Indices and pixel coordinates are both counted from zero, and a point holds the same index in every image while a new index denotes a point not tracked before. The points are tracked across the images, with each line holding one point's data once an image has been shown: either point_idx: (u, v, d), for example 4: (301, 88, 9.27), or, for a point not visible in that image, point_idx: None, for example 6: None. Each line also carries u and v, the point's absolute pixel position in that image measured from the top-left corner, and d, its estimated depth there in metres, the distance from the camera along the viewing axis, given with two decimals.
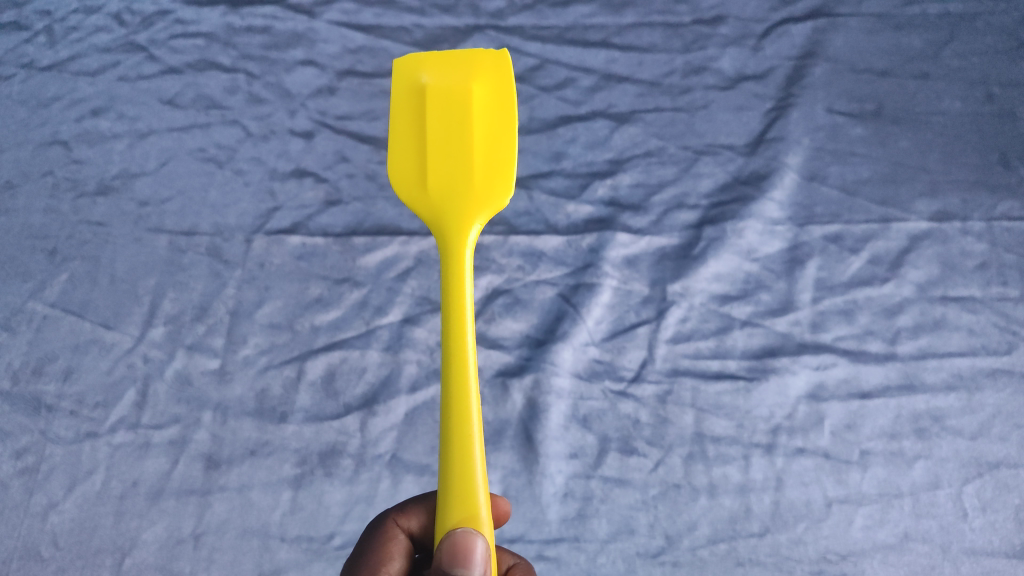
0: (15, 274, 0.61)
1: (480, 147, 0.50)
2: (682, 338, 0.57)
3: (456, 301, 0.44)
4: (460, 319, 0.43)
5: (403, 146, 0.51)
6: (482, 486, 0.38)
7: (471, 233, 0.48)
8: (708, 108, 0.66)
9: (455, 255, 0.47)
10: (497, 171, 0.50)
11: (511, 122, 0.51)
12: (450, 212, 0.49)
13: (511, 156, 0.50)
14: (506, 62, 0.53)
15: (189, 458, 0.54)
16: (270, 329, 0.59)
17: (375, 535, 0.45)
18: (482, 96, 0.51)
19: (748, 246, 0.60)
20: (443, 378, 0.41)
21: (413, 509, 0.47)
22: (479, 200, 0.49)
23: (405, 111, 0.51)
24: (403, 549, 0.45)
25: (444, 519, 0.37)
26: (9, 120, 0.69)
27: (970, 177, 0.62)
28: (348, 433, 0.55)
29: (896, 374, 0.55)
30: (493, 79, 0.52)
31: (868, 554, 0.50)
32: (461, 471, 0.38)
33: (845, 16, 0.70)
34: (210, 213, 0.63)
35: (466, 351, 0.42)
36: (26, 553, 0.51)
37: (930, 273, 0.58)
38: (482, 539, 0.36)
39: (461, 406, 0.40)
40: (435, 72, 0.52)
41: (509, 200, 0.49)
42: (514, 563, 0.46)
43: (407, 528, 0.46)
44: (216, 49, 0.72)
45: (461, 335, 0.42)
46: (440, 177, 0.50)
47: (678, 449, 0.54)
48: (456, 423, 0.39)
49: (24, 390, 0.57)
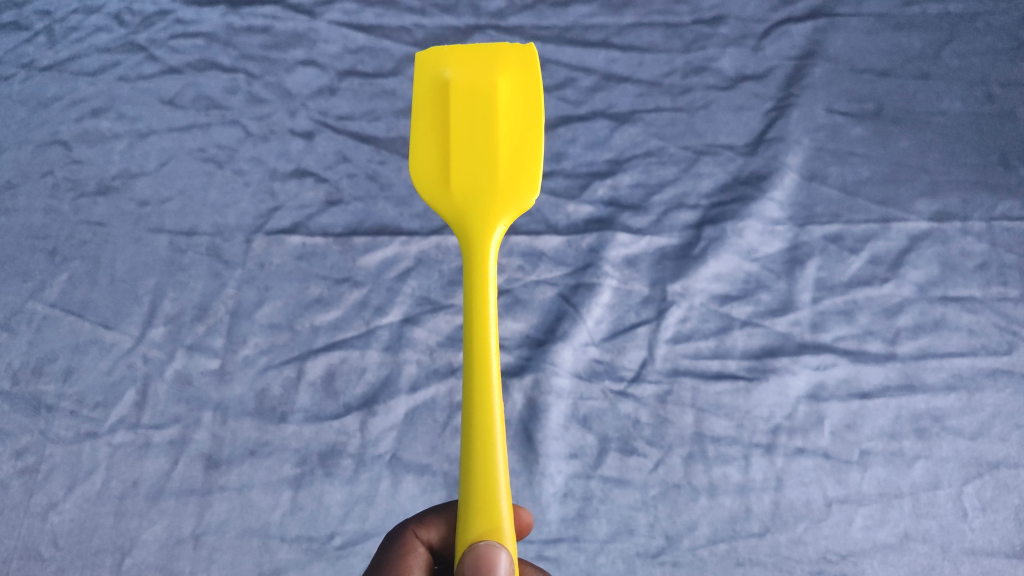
0: (15, 274, 0.61)
1: (504, 146, 0.49)
2: (682, 338, 0.57)
3: (480, 304, 0.43)
4: (484, 323, 0.42)
5: (425, 143, 0.50)
6: (505, 496, 0.37)
7: (493, 234, 0.47)
8: (708, 108, 0.66)
9: (478, 255, 0.46)
10: (522, 170, 0.48)
11: (537, 120, 0.49)
12: (472, 212, 0.48)
13: (536, 156, 0.49)
14: (533, 56, 0.51)
15: (190, 458, 0.54)
16: (270, 329, 0.59)
17: (394, 547, 0.45)
18: (507, 93, 0.50)
19: (748, 246, 0.60)
20: (467, 383, 0.40)
21: (432, 520, 0.46)
22: (503, 200, 0.48)
23: (427, 106, 0.51)
24: (422, 561, 0.45)
25: (466, 529, 0.37)
26: (9, 120, 0.69)
27: (970, 178, 0.62)
28: (348, 433, 0.55)
29: (896, 374, 0.55)
30: (519, 74, 0.51)
31: (868, 554, 0.50)
32: (484, 480, 0.37)
33: (845, 16, 0.70)
34: (210, 213, 0.63)
35: (491, 357, 0.41)
36: (26, 553, 0.51)
37: (930, 273, 0.58)
38: (506, 552, 0.35)
39: (485, 411, 0.39)
40: (458, 67, 0.51)
41: (533, 200, 0.48)
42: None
43: (426, 540, 0.46)
44: (216, 49, 0.72)
45: (485, 338, 0.41)
46: (462, 176, 0.48)
47: (678, 449, 0.54)
48: (479, 429, 0.39)
49: (24, 390, 0.57)
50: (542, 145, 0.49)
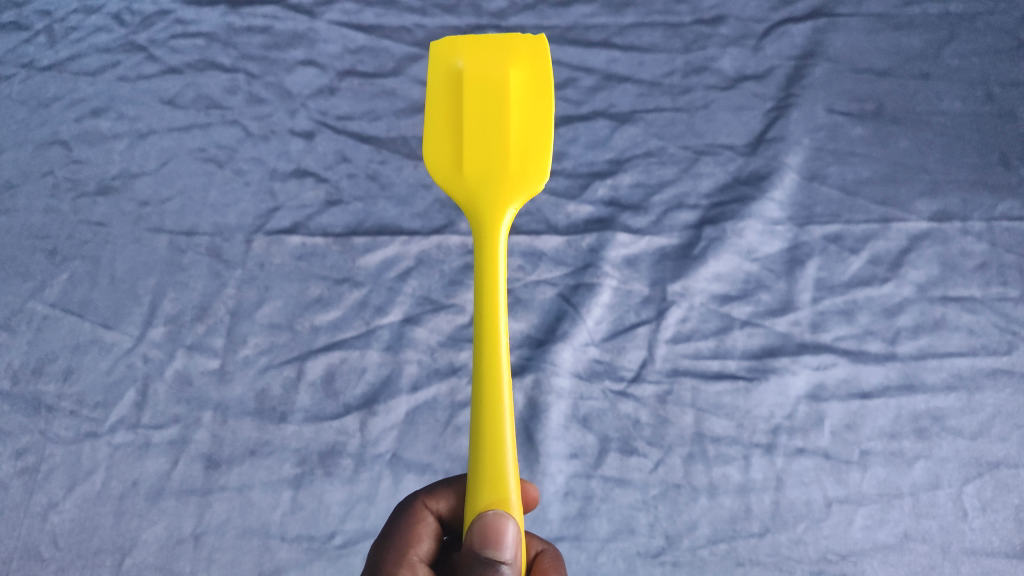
0: (15, 274, 0.61)
1: (515, 134, 0.49)
2: (682, 338, 0.57)
3: (489, 287, 0.43)
4: (493, 305, 0.42)
5: (438, 132, 0.50)
6: (512, 472, 0.38)
7: (503, 219, 0.47)
8: (709, 108, 0.66)
9: (487, 240, 0.46)
10: (532, 158, 0.48)
11: (547, 110, 0.49)
12: (482, 199, 0.48)
13: (546, 144, 0.48)
14: (545, 48, 0.51)
15: (189, 458, 0.54)
16: (270, 329, 0.59)
17: (403, 516, 0.46)
18: (518, 83, 0.50)
19: (748, 246, 0.60)
20: (476, 364, 0.40)
21: (442, 492, 0.47)
22: (513, 186, 0.48)
23: (440, 96, 0.50)
24: (431, 531, 0.46)
25: (474, 501, 0.37)
26: (9, 120, 0.69)
27: (970, 178, 0.62)
28: (349, 433, 0.55)
29: (896, 374, 0.55)
30: (530, 64, 0.50)
31: (868, 554, 0.50)
32: (492, 457, 0.38)
33: (845, 16, 0.70)
34: (210, 213, 0.63)
35: (500, 341, 0.41)
36: (26, 553, 0.51)
37: (930, 273, 0.58)
38: (513, 523, 0.36)
39: (494, 391, 0.39)
40: (471, 57, 0.51)
41: (542, 187, 0.47)
42: (541, 548, 0.46)
43: (435, 511, 0.46)
44: (216, 49, 0.72)
45: (494, 320, 0.41)
46: (473, 162, 0.48)
47: (678, 449, 0.54)
48: (488, 409, 0.39)
49: (24, 390, 0.57)
50: (551, 134, 0.49)
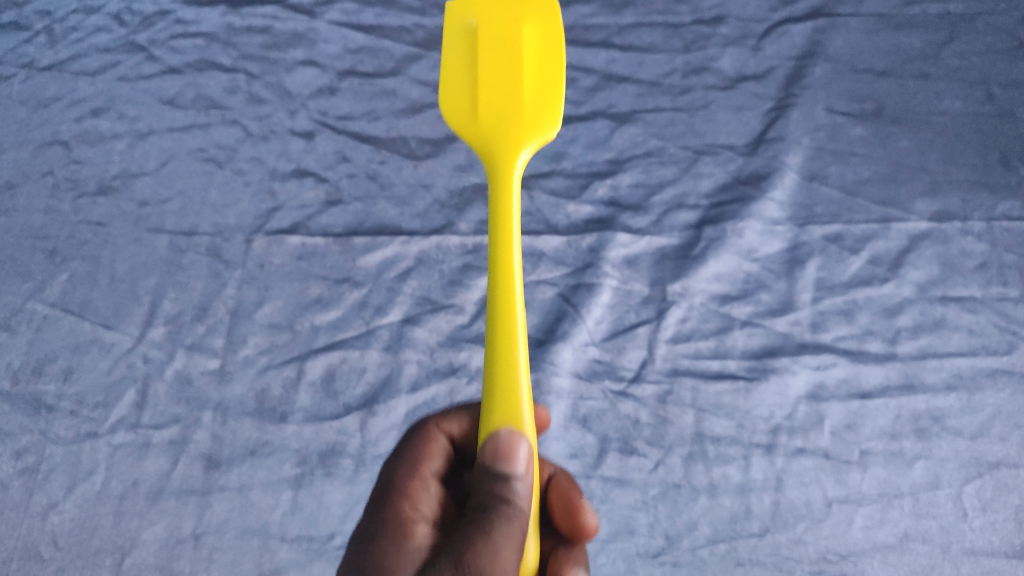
0: (15, 274, 0.61)
1: (529, 83, 0.51)
2: (682, 338, 0.57)
3: (505, 221, 0.45)
4: (507, 237, 0.45)
5: (455, 83, 0.53)
6: (524, 391, 0.41)
7: (518, 161, 0.50)
8: (708, 108, 0.67)
9: (503, 178, 0.49)
10: (544, 103, 0.51)
11: (558, 61, 0.52)
12: (498, 143, 0.50)
13: (557, 96, 0.51)
14: (557, 9, 0.54)
15: (190, 458, 0.54)
16: (270, 329, 0.59)
17: (416, 435, 0.48)
18: (531, 39, 0.53)
19: (748, 246, 0.60)
20: (492, 290, 0.43)
21: (454, 415, 0.49)
22: (527, 131, 0.50)
23: (457, 52, 0.53)
24: (443, 450, 0.48)
25: (488, 421, 0.40)
26: (9, 119, 0.69)
27: (970, 178, 0.62)
28: (349, 433, 0.55)
29: (896, 374, 0.55)
30: (544, 23, 0.53)
31: (868, 553, 0.50)
32: (506, 376, 0.40)
33: (845, 16, 0.70)
34: (210, 213, 0.63)
35: (514, 267, 0.43)
36: (27, 552, 0.51)
37: (930, 273, 0.58)
38: (526, 440, 0.39)
39: (507, 314, 0.42)
40: (484, 16, 0.54)
41: (555, 132, 0.50)
42: (553, 473, 0.50)
43: (447, 432, 0.49)
44: (215, 49, 0.72)
45: (509, 250, 0.44)
46: (489, 109, 0.51)
47: (678, 449, 0.53)
48: (503, 330, 0.41)
49: (24, 390, 0.57)
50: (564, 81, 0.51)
